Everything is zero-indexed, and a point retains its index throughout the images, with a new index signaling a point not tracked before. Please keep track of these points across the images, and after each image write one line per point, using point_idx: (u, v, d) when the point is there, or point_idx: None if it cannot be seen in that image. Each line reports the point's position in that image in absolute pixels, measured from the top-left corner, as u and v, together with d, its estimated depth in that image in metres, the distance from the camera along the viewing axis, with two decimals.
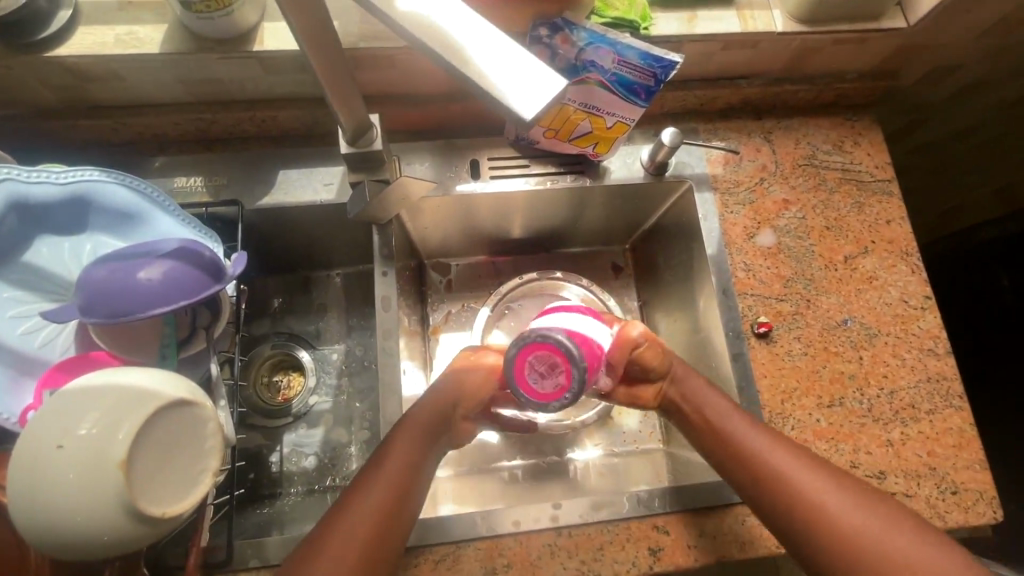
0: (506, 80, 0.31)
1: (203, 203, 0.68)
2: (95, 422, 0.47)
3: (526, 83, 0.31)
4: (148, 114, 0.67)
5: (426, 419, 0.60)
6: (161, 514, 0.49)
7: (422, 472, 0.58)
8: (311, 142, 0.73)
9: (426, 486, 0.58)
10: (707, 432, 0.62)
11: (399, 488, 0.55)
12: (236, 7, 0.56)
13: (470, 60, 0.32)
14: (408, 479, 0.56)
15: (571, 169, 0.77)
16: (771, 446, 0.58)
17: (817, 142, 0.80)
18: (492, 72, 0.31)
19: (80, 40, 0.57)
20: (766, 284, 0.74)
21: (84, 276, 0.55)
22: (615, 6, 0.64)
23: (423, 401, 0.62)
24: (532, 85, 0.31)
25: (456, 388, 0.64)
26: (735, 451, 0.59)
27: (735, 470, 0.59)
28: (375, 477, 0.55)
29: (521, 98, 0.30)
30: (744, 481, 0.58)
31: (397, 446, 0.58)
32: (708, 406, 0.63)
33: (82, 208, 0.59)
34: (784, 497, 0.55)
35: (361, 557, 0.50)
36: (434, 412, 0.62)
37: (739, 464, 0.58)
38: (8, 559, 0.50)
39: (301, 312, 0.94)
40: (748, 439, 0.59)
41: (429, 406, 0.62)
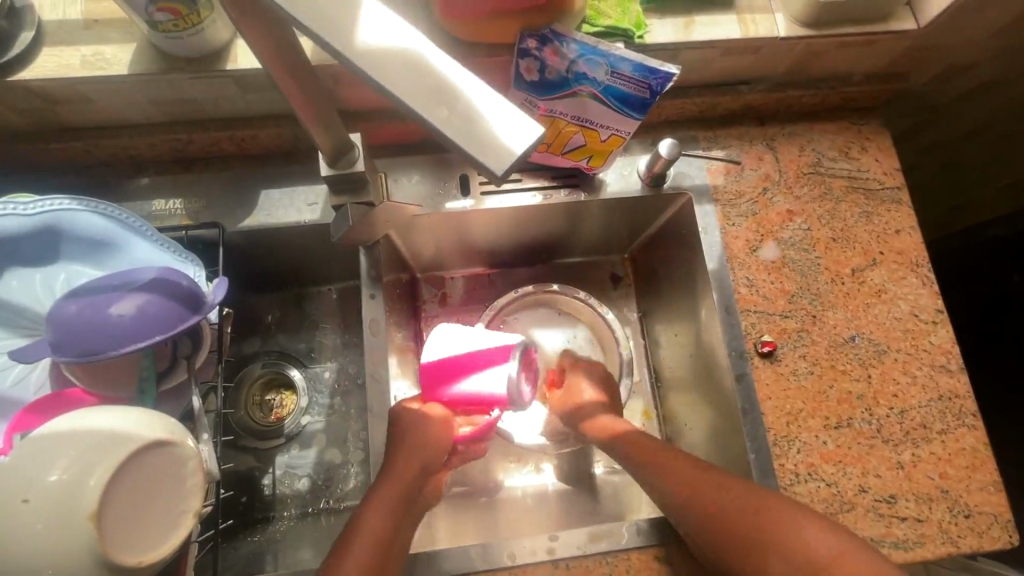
0: (478, 131, 0.28)
1: (184, 226, 0.65)
2: (65, 468, 0.45)
3: (496, 132, 0.28)
4: (121, 135, 0.64)
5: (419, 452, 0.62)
6: (137, 563, 0.47)
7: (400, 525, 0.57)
8: (293, 160, 0.70)
9: (404, 530, 0.57)
10: (664, 482, 0.60)
11: (382, 547, 0.54)
12: (206, 24, 0.53)
13: (435, 105, 0.29)
14: (390, 535, 0.55)
15: (566, 182, 0.74)
16: (716, 480, 0.58)
17: (822, 148, 0.77)
18: (459, 118, 0.29)
19: (43, 63, 0.55)
20: (770, 300, 0.71)
21: (55, 311, 0.52)
22: (607, 13, 0.61)
23: (402, 435, 0.63)
24: (502, 134, 0.28)
25: (432, 430, 0.64)
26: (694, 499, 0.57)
27: (697, 516, 0.56)
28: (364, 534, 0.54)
29: (490, 149, 0.28)
30: (708, 527, 0.55)
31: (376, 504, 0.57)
32: (658, 455, 0.63)
33: (53, 238, 0.57)
34: (748, 538, 0.53)
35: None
36: (427, 451, 0.62)
37: (700, 510, 0.56)
38: None
39: (293, 329, 0.91)
40: (700, 485, 0.58)
41: (421, 432, 0.63)
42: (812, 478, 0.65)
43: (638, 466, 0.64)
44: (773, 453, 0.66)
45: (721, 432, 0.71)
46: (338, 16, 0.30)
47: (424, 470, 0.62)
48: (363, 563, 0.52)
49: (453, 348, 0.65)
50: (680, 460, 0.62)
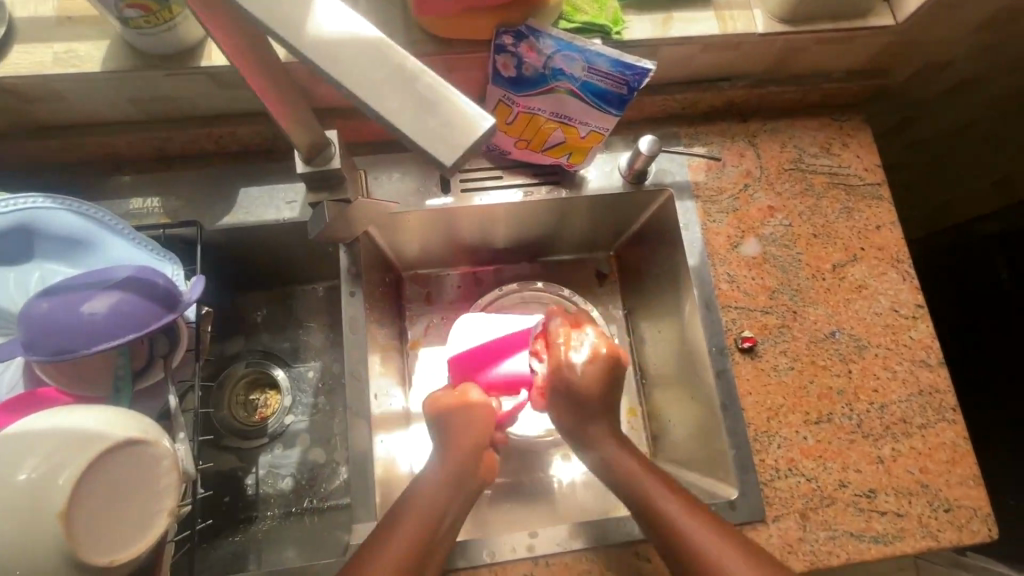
0: (431, 123, 0.28)
1: (162, 224, 0.65)
2: (34, 467, 0.44)
3: (450, 123, 0.28)
4: (98, 133, 0.64)
5: (464, 439, 0.63)
6: (109, 562, 0.47)
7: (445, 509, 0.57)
8: (272, 158, 0.70)
9: (450, 511, 0.58)
10: (635, 501, 0.57)
11: (427, 524, 0.55)
12: (179, 21, 0.53)
13: (387, 97, 0.29)
14: (437, 515, 0.56)
15: (547, 179, 0.74)
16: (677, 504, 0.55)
17: (804, 144, 0.77)
18: (411, 110, 0.28)
19: (16, 60, 0.54)
20: (751, 295, 0.71)
21: (26, 310, 0.52)
22: (584, 9, 0.61)
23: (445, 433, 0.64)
24: (457, 124, 0.28)
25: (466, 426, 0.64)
26: (662, 524, 0.54)
27: (663, 542, 0.53)
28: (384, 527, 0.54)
29: (443, 141, 0.28)
30: (675, 550, 0.52)
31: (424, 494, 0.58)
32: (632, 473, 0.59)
33: (27, 236, 0.57)
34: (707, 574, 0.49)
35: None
36: (473, 437, 0.63)
37: (665, 536, 0.53)
38: None
39: (277, 328, 0.91)
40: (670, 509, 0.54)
41: (467, 415, 0.65)
42: (792, 473, 0.65)
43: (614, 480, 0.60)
44: (753, 448, 0.66)
45: (703, 428, 0.71)
46: (291, 10, 0.30)
47: (473, 454, 0.62)
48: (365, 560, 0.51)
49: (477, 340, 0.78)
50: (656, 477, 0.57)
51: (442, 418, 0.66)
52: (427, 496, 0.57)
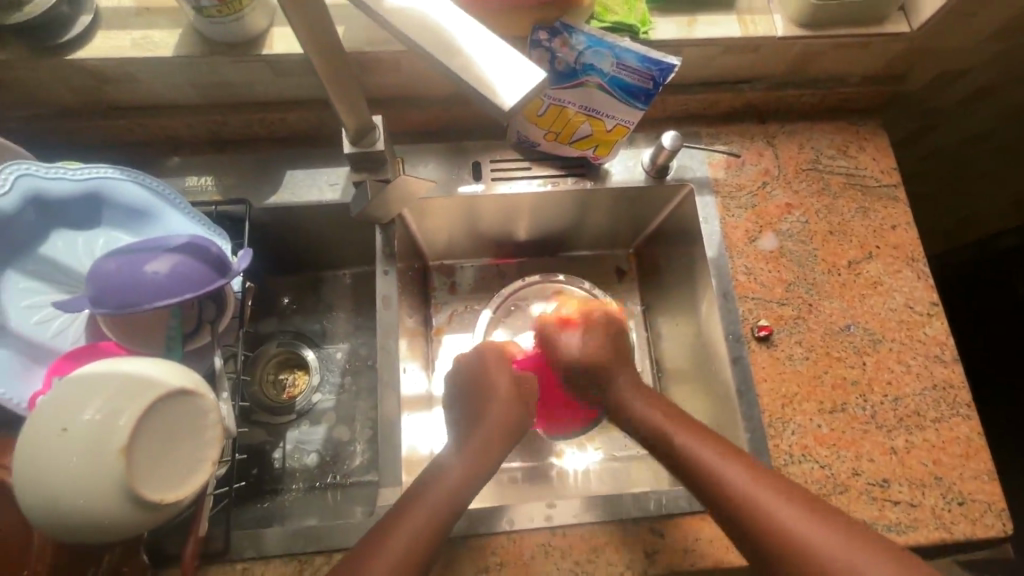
0: (490, 70, 0.32)
1: (215, 201, 0.70)
2: (98, 408, 0.48)
3: (501, 74, 0.32)
4: (161, 116, 0.69)
5: (497, 410, 0.68)
6: (161, 500, 0.50)
7: (471, 479, 0.60)
8: (318, 144, 0.75)
9: (474, 485, 0.60)
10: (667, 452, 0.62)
11: (448, 499, 0.57)
12: (246, 11, 0.59)
13: (451, 54, 0.33)
14: (457, 494, 0.58)
15: (573, 171, 0.78)
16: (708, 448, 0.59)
17: (821, 146, 0.80)
18: (471, 63, 0.32)
19: (100, 44, 0.60)
20: (767, 287, 0.73)
21: (96, 268, 0.57)
22: (615, 10, 0.65)
23: (488, 395, 0.69)
24: (511, 73, 0.32)
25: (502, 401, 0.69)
26: (695, 468, 0.59)
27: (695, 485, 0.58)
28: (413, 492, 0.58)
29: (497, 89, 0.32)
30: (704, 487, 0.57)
31: (444, 481, 0.59)
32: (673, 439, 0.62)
33: (96, 203, 0.61)
34: (753, 517, 0.53)
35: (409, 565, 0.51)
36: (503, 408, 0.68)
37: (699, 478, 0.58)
38: None
39: (308, 312, 0.95)
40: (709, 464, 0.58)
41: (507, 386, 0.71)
42: (806, 459, 0.67)
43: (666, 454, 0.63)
44: (768, 434, 0.67)
45: (719, 414, 0.73)
46: None
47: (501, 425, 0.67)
48: (406, 540, 0.53)
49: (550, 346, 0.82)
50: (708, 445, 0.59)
51: (485, 380, 0.71)
52: (452, 471, 0.60)
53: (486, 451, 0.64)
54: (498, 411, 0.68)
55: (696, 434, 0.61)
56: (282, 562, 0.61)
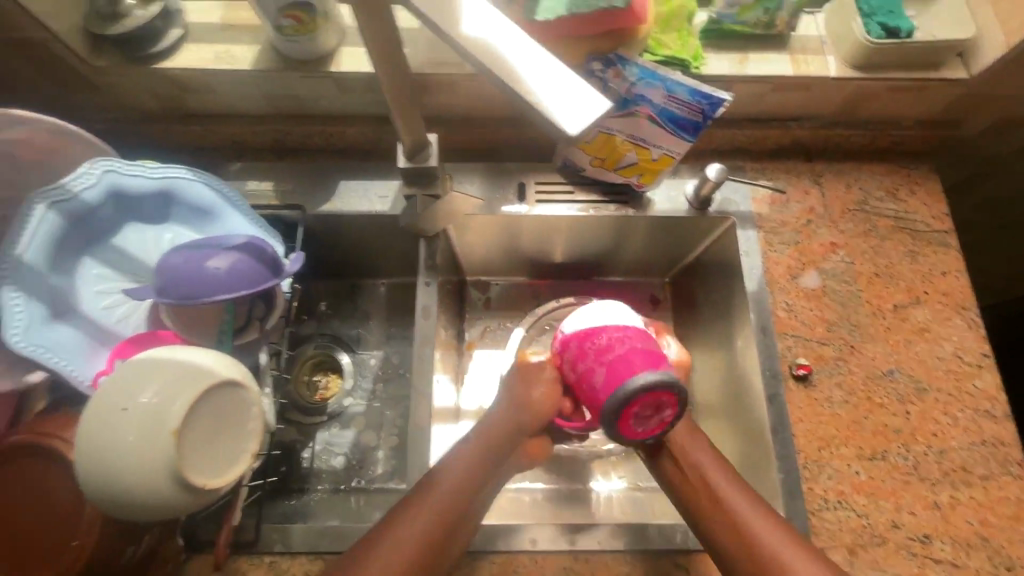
0: (557, 98, 0.34)
1: (272, 205, 0.74)
2: (156, 392, 0.51)
3: (570, 102, 0.34)
4: (231, 124, 0.74)
5: (521, 417, 0.63)
6: (203, 485, 0.52)
7: (471, 496, 0.57)
8: (372, 158, 0.78)
9: (475, 498, 0.58)
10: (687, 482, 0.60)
11: (457, 504, 0.56)
12: (320, 31, 0.63)
13: (522, 81, 0.35)
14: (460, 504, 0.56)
15: (615, 198, 0.79)
16: (735, 490, 0.57)
17: (869, 187, 0.79)
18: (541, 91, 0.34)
19: (184, 56, 0.66)
20: (808, 326, 0.72)
21: (164, 261, 0.61)
22: (668, 44, 0.66)
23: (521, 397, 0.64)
24: (579, 102, 0.34)
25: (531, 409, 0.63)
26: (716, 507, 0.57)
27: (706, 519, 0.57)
28: (428, 479, 0.57)
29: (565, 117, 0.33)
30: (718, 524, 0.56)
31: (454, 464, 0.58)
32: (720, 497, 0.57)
33: (167, 200, 0.65)
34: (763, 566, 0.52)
35: (426, 547, 0.53)
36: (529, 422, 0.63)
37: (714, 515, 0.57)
38: (53, 508, 0.52)
39: (346, 317, 0.98)
40: (769, 538, 0.54)
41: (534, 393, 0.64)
42: (842, 506, 0.64)
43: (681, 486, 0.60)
44: (802, 476, 0.65)
45: (749, 451, 0.71)
46: (446, 11, 0.38)
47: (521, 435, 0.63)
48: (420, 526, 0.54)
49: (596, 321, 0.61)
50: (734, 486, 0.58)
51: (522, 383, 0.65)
52: (457, 474, 0.57)
53: (499, 461, 0.60)
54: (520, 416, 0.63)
55: (726, 475, 0.59)
56: (307, 559, 0.62)
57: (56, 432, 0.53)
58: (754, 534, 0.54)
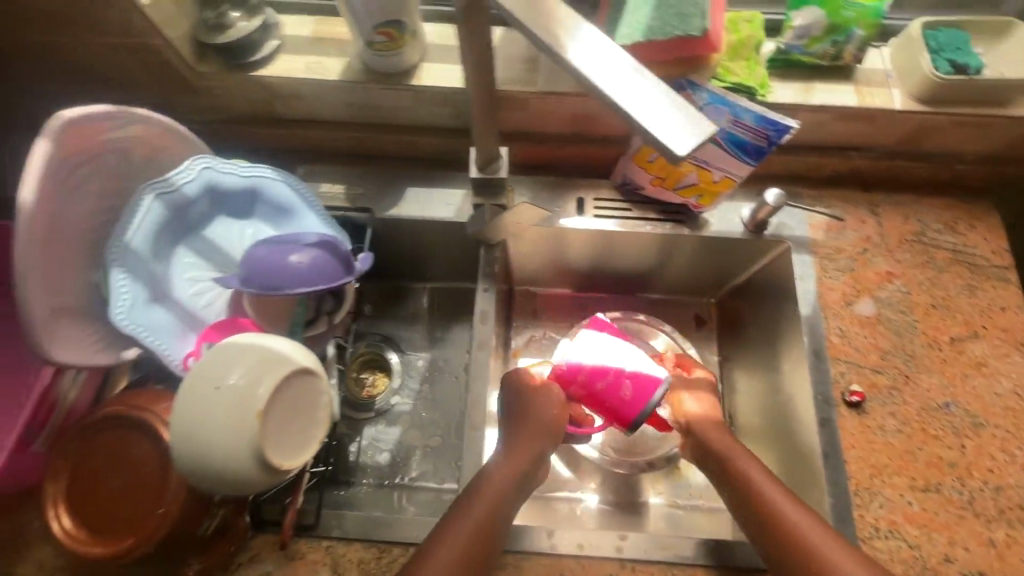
0: (665, 119, 0.36)
1: (344, 208, 0.78)
2: (244, 374, 0.54)
3: (680, 124, 0.36)
4: (311, 129, 0.79)
5: (528, 430, 0.65)
6: (279, 466, 0.55)
7: (508, 508, 0.59)
8: (439, 167, 0.82)
9: (514, 503, 0.60)
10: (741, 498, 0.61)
11: (498, 508, 0.58)
12: (406, 48, 0.68)
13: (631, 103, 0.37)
14: (501, 508, 0.58)
15: (671, 217, 0.81)
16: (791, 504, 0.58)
17: (928, 220, 0.79)
18: (650, 112, 0.37)
19: (279, 65, 0.71)
20: (862, 352, 0.72)
21: (250, 253, 0.65)
22: (736, 72, 0.69)
23: (523, 411, 0.67)
24: (687, 123, 0.36)
25: (537, 423, 0.66)
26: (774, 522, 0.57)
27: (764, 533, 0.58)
28: (467, 497, 0.59)
29: (673, 136, 0.36)
30: (775, 537, 0.56)
31: (491, 479, 0.60)
32: (773, 506, 0.58)
33: (254, 198, 0.70)
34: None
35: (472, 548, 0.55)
36: (540, 436, 0.65)
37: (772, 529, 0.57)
38: (140, 475, 0.55)
39: (396, 318, 1.02)
40: (821, 545, 0.54)
41: (540, 415, 0.66)
42: (894, 536, 0.64)
43: (737, 499, 0.61)
44: (853, 502, 0.65)
45: (797, 475, 0.71)
46: (558, 35, 0.41)
47: (537, 452, 0.64)
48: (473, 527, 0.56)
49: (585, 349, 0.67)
50: (790, 500, 0.58)
51: (523, 400, 0.68)
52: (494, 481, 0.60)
53: (524, 473, 0.62)
54: (526, 428, 0.65)
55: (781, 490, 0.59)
56: (362, 546, 0.64)
57: (147, 405, 0.57)
58: (809, 543, 0.55)
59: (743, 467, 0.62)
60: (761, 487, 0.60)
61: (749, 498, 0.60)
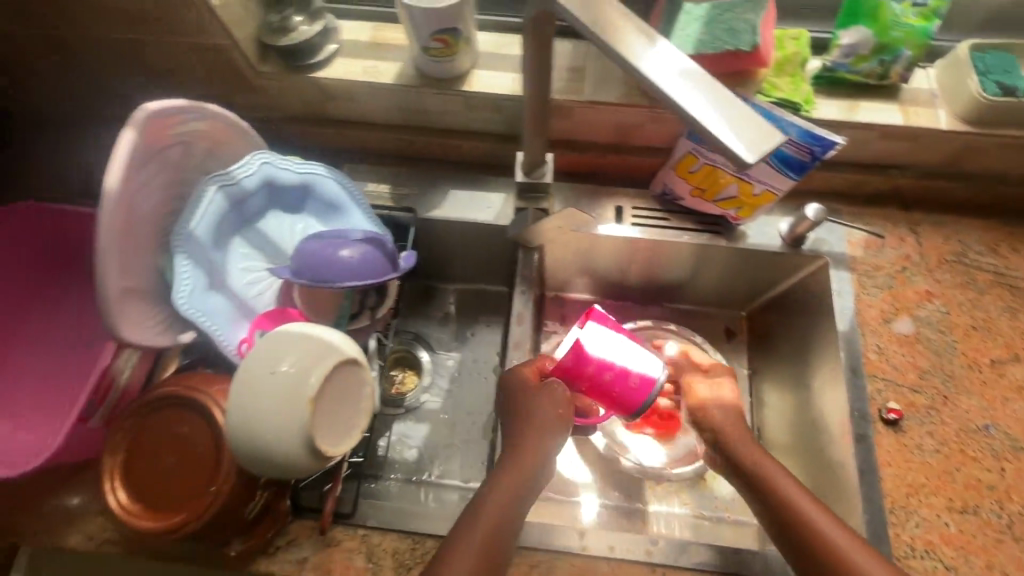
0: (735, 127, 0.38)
1: (388, 208, 0.80)
2: (296, 362, 0.56)
3: (752, 131, 0.38)
4: (360, 130, 0.82)
5: (528, 430, 0.63)
6: (325, 452, 0.57)
7: (518, 509, 0.58)
8: (481, 171, 0.84)
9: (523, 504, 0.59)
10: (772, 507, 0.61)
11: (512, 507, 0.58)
12: (460, 55, 0.70)
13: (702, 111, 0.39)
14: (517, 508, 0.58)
15: (709, 229, 0.82)
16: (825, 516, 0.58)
17: (968, 241, 0.79)
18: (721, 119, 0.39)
19: (337, 68, 0.74)
20: (899, 371, 0.72)
21: (301, 246, 0.67)
22: (782, 87, 0.70)
23: (526, 412, 0.65)
24: (758, 131, 0.38)
25: (544, 421, 0.64)
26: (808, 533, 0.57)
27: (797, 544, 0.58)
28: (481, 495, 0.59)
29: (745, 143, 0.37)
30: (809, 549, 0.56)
31: (503, 480, 0.59)
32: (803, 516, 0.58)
33: (306, 194, 0.72)
34: None
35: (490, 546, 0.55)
36: (548, 435, 0.63)
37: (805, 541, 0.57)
38: (194, 452, 0.58)
39: (427, 318, 1.04)
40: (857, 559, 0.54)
41: (546, 413, 0.64)
42: (930, 556, 0.63)
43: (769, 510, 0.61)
44: (889, 520, 0.65)
45: (830, 491, 0.71)
46: (628, 45, 0.43)
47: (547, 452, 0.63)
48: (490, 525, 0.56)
49: (591, 348, 0.62)
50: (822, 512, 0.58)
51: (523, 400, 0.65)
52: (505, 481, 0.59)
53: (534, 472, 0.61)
54: (527, 427, 0.63)
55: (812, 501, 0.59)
56: (397, 537, 0.65)
57: (200, 386, 0.59)
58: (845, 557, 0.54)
59: (774, 477, 0.62)
60: (792, 497, 0.60)
61: (780, 509, 0.60)
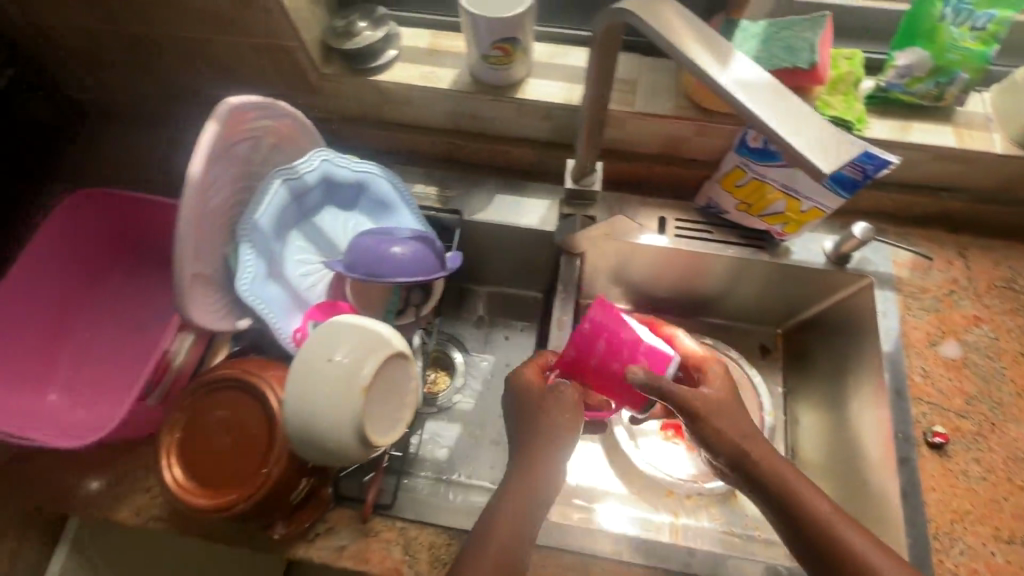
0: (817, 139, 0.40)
1: (435, 209, 0.82)
2: (350, 353, 0.57)
3: (832, 143, 0.40)
4: (413, 133, 0.84)
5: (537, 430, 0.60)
6: (373, 442, 0.58)
7: (536, 512, 0.57)
8: (526, 177, 0.86)
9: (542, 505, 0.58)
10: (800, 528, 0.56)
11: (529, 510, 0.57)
12: (517, 64, 0.72)
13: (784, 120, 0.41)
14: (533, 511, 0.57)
15: (751, 243, 0.82)
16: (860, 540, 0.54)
17: (1019, 267, 0.78)
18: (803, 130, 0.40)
19: (396, 72, 0.77)
20: (945, 395, 0.71)
21: (355, 241, 0.70)
22: (835, 106, 0.70)
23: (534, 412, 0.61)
24: (837, 144, 0.40)
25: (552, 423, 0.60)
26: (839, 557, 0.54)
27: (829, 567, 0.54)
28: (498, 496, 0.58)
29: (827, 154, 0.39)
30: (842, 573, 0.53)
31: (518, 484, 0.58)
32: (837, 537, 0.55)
33: (360, 192, 0.75)
34: None
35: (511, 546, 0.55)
36: (558, 437, 0.60)
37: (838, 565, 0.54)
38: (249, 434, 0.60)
39: (462, 320, 1.05)
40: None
41: (555, 420, 0.60)
42: None
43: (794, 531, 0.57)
44: (933, 546, 0.63)
45: (869, 514, 0.70)
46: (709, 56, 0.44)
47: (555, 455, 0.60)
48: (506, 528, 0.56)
49: (594, 338, 0.62)
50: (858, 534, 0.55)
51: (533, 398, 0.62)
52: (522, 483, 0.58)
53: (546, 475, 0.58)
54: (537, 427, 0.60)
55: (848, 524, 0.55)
56: (434, 531, 0.66)
57: (258, 372, 0.61)
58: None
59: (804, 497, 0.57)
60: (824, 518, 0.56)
61: (810, 530, 0.56)
